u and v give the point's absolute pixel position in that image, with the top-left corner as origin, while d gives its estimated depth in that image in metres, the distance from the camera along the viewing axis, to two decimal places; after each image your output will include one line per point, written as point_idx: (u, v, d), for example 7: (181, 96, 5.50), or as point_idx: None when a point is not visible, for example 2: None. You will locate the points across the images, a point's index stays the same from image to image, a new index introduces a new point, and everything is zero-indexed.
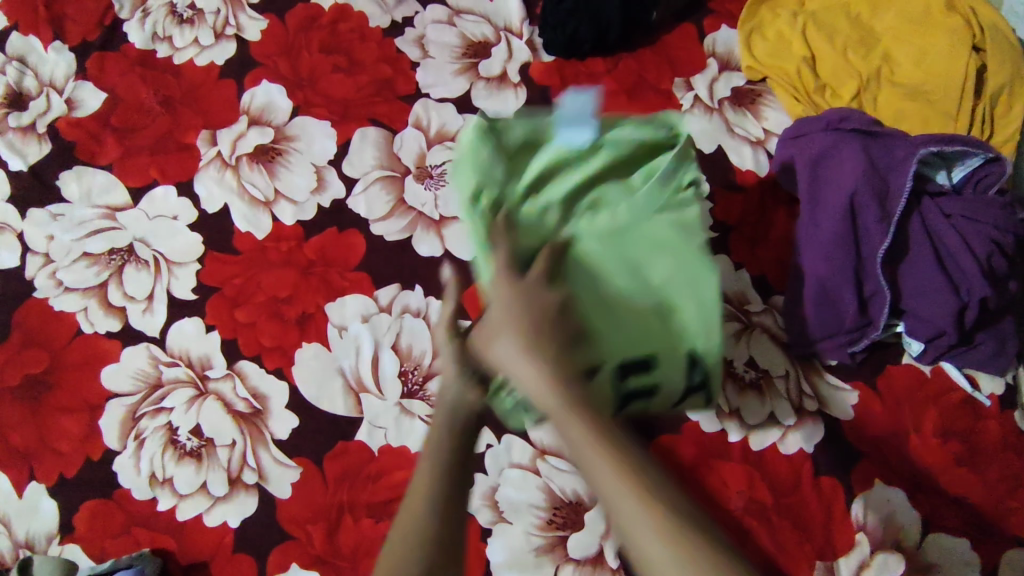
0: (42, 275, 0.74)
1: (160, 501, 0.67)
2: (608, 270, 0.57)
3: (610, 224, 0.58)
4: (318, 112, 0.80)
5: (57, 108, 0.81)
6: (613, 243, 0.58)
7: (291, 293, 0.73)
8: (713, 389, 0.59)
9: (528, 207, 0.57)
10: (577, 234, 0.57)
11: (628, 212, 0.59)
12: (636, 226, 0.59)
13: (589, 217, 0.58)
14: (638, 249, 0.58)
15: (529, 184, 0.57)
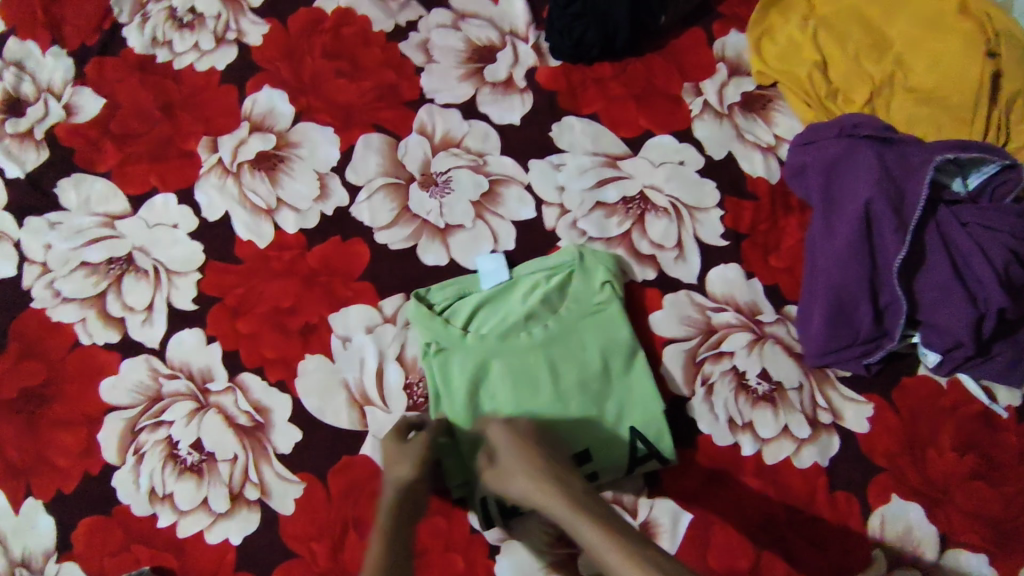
0: (39, 285, 0.73)
1: (160, 517, 0.65)
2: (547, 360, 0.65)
3: (541, 338, 0.66)
4: (321, 117, 0.79)
5: (55, 114, 0.79)
6: (545, 356, 0.66)
7: (294, 303, 0.71)
8: (664, 457, 0.64)
9: (471, 338, 0.65)
10: (509, 360, 0.65)
11: (578, 310, 0.67)
12: (566, 335, 0.66)
13: (526, 335, 0.66)
14: (564, 364, 0.66)
15: (466, 324, 0.67)
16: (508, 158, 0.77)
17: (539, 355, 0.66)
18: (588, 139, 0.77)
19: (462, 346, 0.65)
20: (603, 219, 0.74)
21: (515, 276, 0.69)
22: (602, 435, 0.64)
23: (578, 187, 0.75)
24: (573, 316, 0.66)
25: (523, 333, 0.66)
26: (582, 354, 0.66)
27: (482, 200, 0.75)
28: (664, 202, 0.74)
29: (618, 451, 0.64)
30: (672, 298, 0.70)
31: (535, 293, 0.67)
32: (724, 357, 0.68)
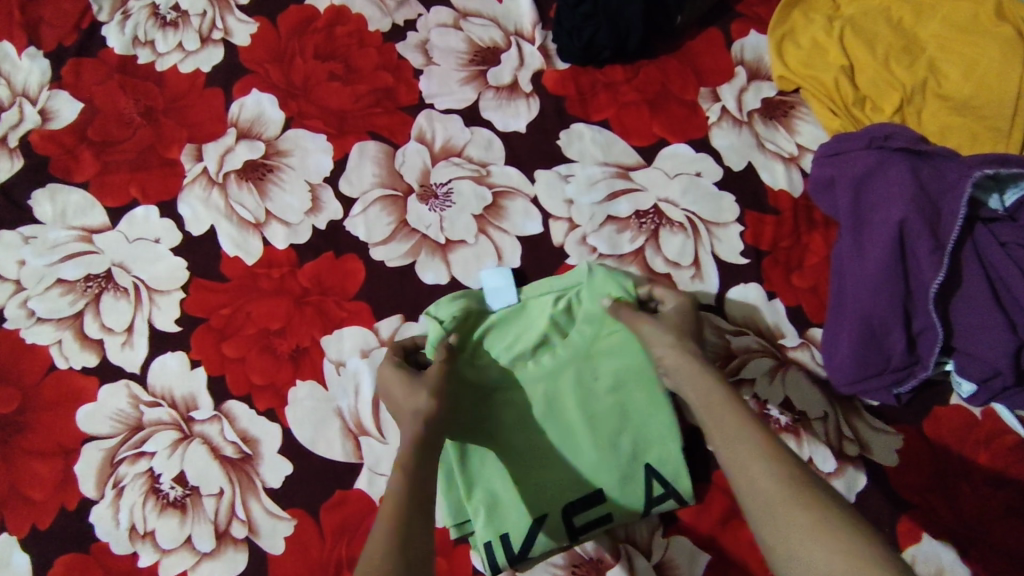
0: (12, 304, 0.68)
1: (141, 556, 0.61)
2: (559, 379, 0.61)
3: (548, 367, 0.61)
4: (313, 124, 0.74)
5: (30, 119, 0.74)
6: (554, 386, 0.61)
7: (284, 325, 0.67)
8: (683, 496, 0.60)
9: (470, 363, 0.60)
10: (514, 392, 0.61)
11: (590, 330, 0.60)
12: (578, 361, 0.61)
13: (532, 364, 0.61)
14: (569, 397, 0.61)
15: (468, 348, 0.60)
16: (512, 168, 0.72)
17: (547, 385, 0.61)
18: (597, 148, 0.72)
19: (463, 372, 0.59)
20: (614, 234, 0.69)
21: (526, 298, 0.62)
22: (617, 476, 0.60)
23: (588, 200, 0.70)
24: (584, 339, 0.60)
25: (528, 360, 0.61)
26: (592, 385, 0.61)
27: (485, 213, 0.70)
28: (680, 217, 0.69)
29: (635, 490, 0.60)
30: None
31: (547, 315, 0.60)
32: (745, 384, 0.64)
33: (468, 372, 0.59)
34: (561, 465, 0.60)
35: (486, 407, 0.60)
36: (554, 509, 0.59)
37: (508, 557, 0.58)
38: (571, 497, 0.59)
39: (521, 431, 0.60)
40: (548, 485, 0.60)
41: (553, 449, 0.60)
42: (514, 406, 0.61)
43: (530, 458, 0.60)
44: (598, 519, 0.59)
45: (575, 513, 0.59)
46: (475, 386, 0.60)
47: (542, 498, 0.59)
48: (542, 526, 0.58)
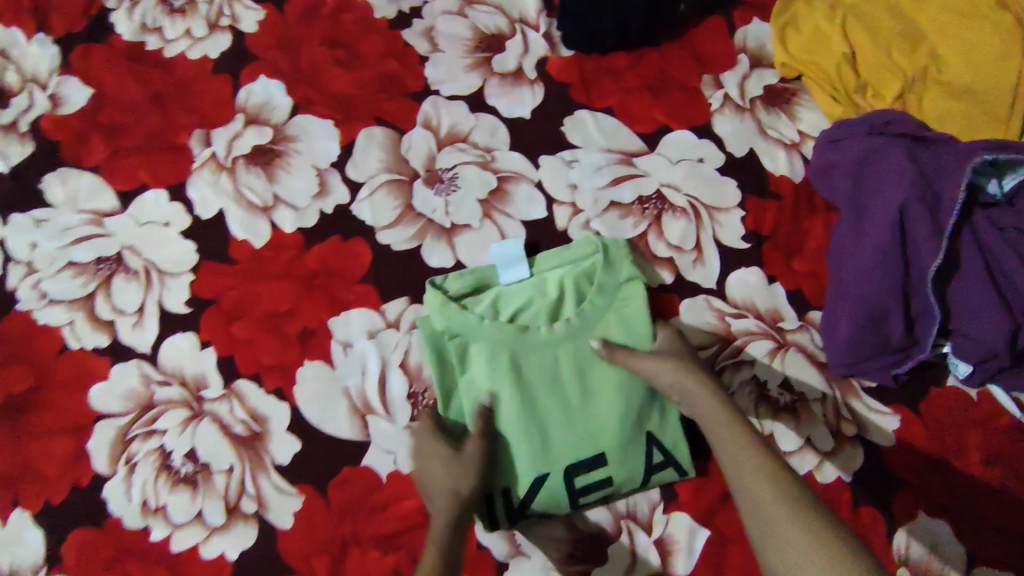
0: (25, 285, 0.70)
1: (153, 531, 0.62)
2: (568, 345, 0.62)
3: (561, 333, 0.62)
4: (320, 110, 0.75)
5: (40, 104, 0.75)
6: (564, 355, 0.62)
7: (291, 307, 0.68)
8: (681, 462, 0.62)
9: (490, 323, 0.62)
10: (524, 353, 0.62)
11: (604, 301, 0.63)
12: (589, 331, 0.63)
13: (545, 329, 0.62)
14: (577, 364, 0.62)
15: (482, 311, 0.63)
16: (517, 154, 0.73)
17: (558, 351, 0.62)
18: (601, 134, 0.73)
19: (476, 332, 0.61)
20: (617, 219, 0.70)
21: (536, 272, 0.66)
22: (618, 440, 0.61)
23: (591, 185, 0.71)
24: (597, 307, 0.63)
25: (543, 326, 0.62)
26: (599, 355, 0.63)
27: (490, 198, 0.71)
28: (682, 202, 0.70)
29: (636, 458, 0.61)
30: (690, 303, 0.67)
31: (562, 284, 0.65)
32: (744, 366, 0.65)
33: (474, 332, 0.61)
34: (563, 426, 0.61)
35: (500, 367, 0.61)
36: (556, 468, 0.60)
37: (506, 513, 0.60)
38: (575, 458, 0.60)
39: (530, 395, 0.61)
40: (553, 447, 0.60)
41: (563, 410, 0.61)
42: (522, 367, 0.62)
43: (539, 420, 0.61)
44: (596, 484, 0.61)
45: (577, 474, 0.60)
46: (486, 345, 0.61)
47: (543, 458, 0.60)
48: (545, 483, 0.60)
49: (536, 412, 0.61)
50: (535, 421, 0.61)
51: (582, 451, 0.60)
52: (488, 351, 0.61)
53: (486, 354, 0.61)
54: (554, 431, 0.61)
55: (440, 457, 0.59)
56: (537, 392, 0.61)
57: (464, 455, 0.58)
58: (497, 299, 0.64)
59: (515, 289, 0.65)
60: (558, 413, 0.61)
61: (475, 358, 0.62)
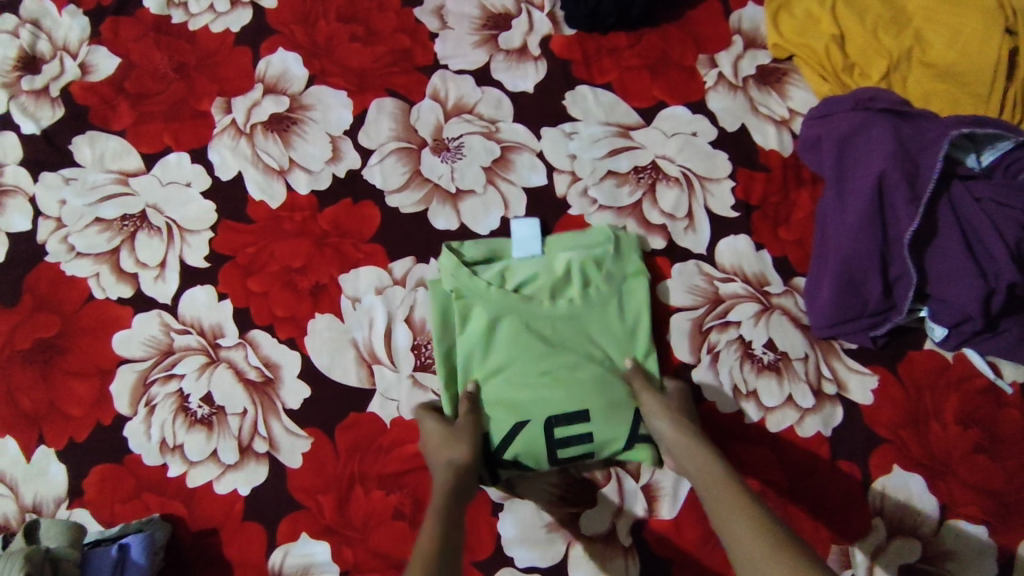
0: (54, 239, 0.74)
1: (170, 468, 0.66)
2: (568, 323, 0.67)
3: (563, 308, 0.67)
4: (334, 81, 0.79)
5: (70, 72, 0.80)
6: (563, 329, 0.67)
7: (305, 263, 0.72)
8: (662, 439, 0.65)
9: (495, 290, 0.66)
10: (524, 321, 0.66)
11: (608, 287, 0.68)
12: (591, 310, 0.67)
13: (549, 302, 0.67)
14: (573, 337, 0.67)
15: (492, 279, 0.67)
16: (520, 125, 0.77)
17: (557, 324, 0.67)
18: (600, 108, 0.77)
19: (482, 295, 0.66)
20: (613, 188, 0.74)
21: (548, 250, 0.70)
22: (602, 412, 0.64)
23: (590, 155, 0.75)
24: (600, 291, 0.68)
25: (546, 298, 0.67)
26: (597, 336, 0.67)
27: (494, 166, 0.75)
28: (676, 172, 0.74)
29: (618, 433, 0.64)
30: (681, 268, 0.71)
31: (572, 264, 0.68)
32: (730, 326, 0.69)
33: (479, 297, 0.66)
34: (554, 391, 0.64)
35: (499, 330, 0.66)
36: (537, 430, 0.64)
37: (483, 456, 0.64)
38: (557, 424, 0.64)
39: (522, 360, 0.65)
40: (537, 410, 0.64)
41: (552, 381, 0.65)
42: (520, 334, 0.66)
43: (528, 383, 0.65)
44: (575, 441, 0.64)
45: (558, 438, 0.64)
46: (489, 309, 0.66)
47: (528, 413, 0.64)
48: (525, 442, 0.64)
49: (525, 375, 0.65)
50: (524, 385, 0.65)
51: (566, 420, 0.64)
52: (490, 315, 0.66)
53: (487, 316, 0.66)
54: (541, 396, 0.64)
55: (441, 433, 0.62)
56: (528, 360, 0.65)
57: (462, 431, 0.62)
58: (507, 272, 0.68)
59: (527, 265, 0.69)
60: (549, 382, 0.65)
61: (476, 319, 0.66)
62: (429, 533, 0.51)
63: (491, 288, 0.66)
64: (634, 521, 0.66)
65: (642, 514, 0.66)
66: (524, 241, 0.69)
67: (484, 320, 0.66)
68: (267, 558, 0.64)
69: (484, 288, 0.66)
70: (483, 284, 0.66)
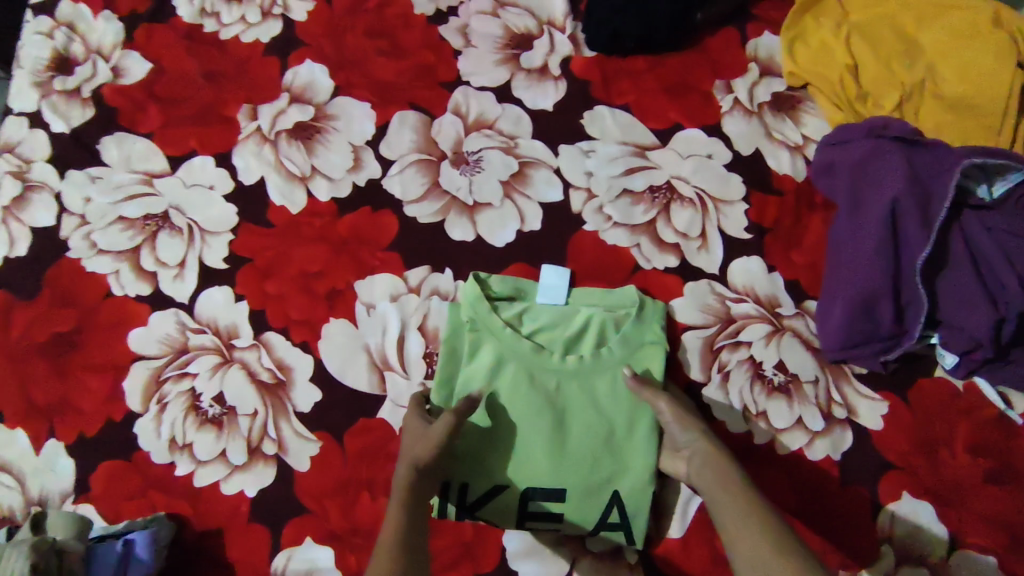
0: (77, 235, 0.75)
1: (178, 466, 0.66)
2: (575, 381, 0.66)
3: (573, 366, 0.66)
4: (359, 93, 0.81)
5: (102, 74, 0.82)
6: (569, 385, 0.66)
7: (322, 268, 0.73)
8: (633, 532, 0.64)
9: (511, 334, 0.66)
10: (529, 371, 0.66)
11: (620, 352, 0.67)
12: (599, 372, 0.67)
13: (559, 357, 0.66)
14: (577, 399, 0.66)
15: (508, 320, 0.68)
16: (539, 142, 0.78)
17: (563, 381, 0.66)
18: (618, 129, 0.78)
19: (496, 336, 0.66)
20: (628, 206, 0.75)
21: (573, 302, 0.70)
22: (584, 484, 0.64)
23: (606, 173, 0.76)
24: (613, 355, 0.67)
25: (557, 353, 0.67)
26: (600, 402, 0.66)
27: (511, 180, 0.76)
28: (690, 193, 0.75)
29: (593, 507, 0.64)
30: (693, 286, 0.72)
31: (590, 322, 0.68)
32: (741, 346, 0.69)
33: (489, 340, 0.66)
34: (544, 457, 0.64)
35: (504, 376, 0.66)
36: (517, 488, 0.64)
37: (457, 507, 0.64)
38: (537, 486, 0.64)
39: (519, 412, 0.65)
40: (520, 468, 0.64)
41: (541, 443, 0.64)
42: (522, 386, 0.65)
43: (519, 435, 0.65)
44: (548, 513, 0.64)
45: (534, 499, 0.64)
46: (499, 353, 0.66)
47: (513, 470, 0.64)
48: (501, 496, 0.64)
49: (516, 431, 0.65)
50: (516, 437, 0.65)
51: (545, 481, 0.64)
52: (496, 359, 0.66)
53: (495, 358, 0.66)
54: (527, 453, 0.64)
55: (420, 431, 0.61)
56: (525, 413, 0.65)
57: (433, 429, 0.61)
58: (522, 317, 0.69)
59: (547, 312, 0.69)
60: (542, 440, 0.64)
61: (483, 358, 0.66)
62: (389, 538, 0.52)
63: (502, 332, 0.66)
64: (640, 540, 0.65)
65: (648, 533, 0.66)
66: (549, 289, 0.70)
67: (491, 362, 0.66)
68: (271, 561, 0.64)
69: (497, 332, 0.66)
70: (498, 328, 0.66)
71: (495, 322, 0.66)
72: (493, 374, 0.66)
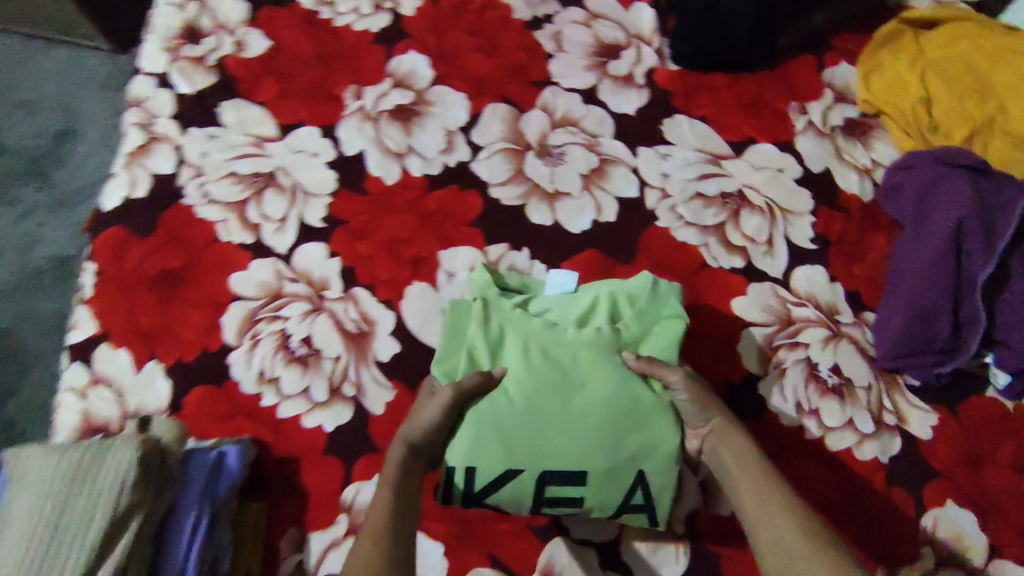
0: (191, 184, 0.83)
1: (264, 397, 0.72)
2: (589, 355, 0.63)
3: (589, 339, 0.63)
4: (456, 84, 0.88)
5: (227, 47, 0.91)
6: (585, 358, 0.63)
7: (410, 236, 0.79)
8: (655, 514, 0.62)
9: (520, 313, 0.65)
10: (542, 345, 0.63)
11: (638, 327, 0.65)
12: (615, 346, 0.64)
13: (573, 331, 0.64)
14: (592, 372, 0.62)
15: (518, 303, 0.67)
16: (619, 142, 0.84)
17: (579, 354, 0.63)
18: (695, 137, 0.84)
19: (505, 316, 0.65)
20: (700, 208, 0.79)
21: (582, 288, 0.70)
22: (606, 463, 0.59)
23: (681, 176, 0.81)
24: (629, 329, 0.64)
25: (570, 327, 0.64)
26: (618, 373, 0.62)
27: (591, 174, 0.82)
28: (760, 202, 0.79)
29: (615, 490, 0.60)
30: (756, 287, 0.75)
31: (603, 298, 0.66)
32: (799, 347, 0.72)
33: (498, 315, 0.65)
34: (561, 432, 0.59)
35: (513, 352, 0.63)
36: (532, 470, 0.59)
37: (464, 492, 0.60)
38: (554, 467, 0.59)
39: (534, 386, 0.61)
40: (537, 446, 0.59)
41: (558, 417, 0.60)
42: (535, 358, 0.62)
43: (534, 412, 0.60)
44: (566, 496, 0.60)
45: (551, 482, 0.60)
46: (509, 329, 0.64)
47: (529, 450, 0.59)
48: (514, 479, 0.59)
49: (531, 405, 0.60)
50: (531, 414, 0.60)
51: (563, 461, 0.59)
52: (505, 335, 0.64)
53: (505, 336, 0.64)
54: (543, 429, 0.59)
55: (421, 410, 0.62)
56: (540, 389, 0.61)
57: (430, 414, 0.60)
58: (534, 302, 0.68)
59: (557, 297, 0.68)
60: (559, 415, 0.60)
61: (491, 335, 0.64)
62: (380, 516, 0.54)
63: (512, 311, 0.65)
64: (688, 514, 0.68)
65: (696, 509, 0.68)
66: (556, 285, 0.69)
67: (500, 338, 0.64)
68: (342, 492, 0.69)
69: (506, 310, 0.65)
70: (506, 307, 0.65)
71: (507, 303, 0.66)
72: (503, 350, 0.64)
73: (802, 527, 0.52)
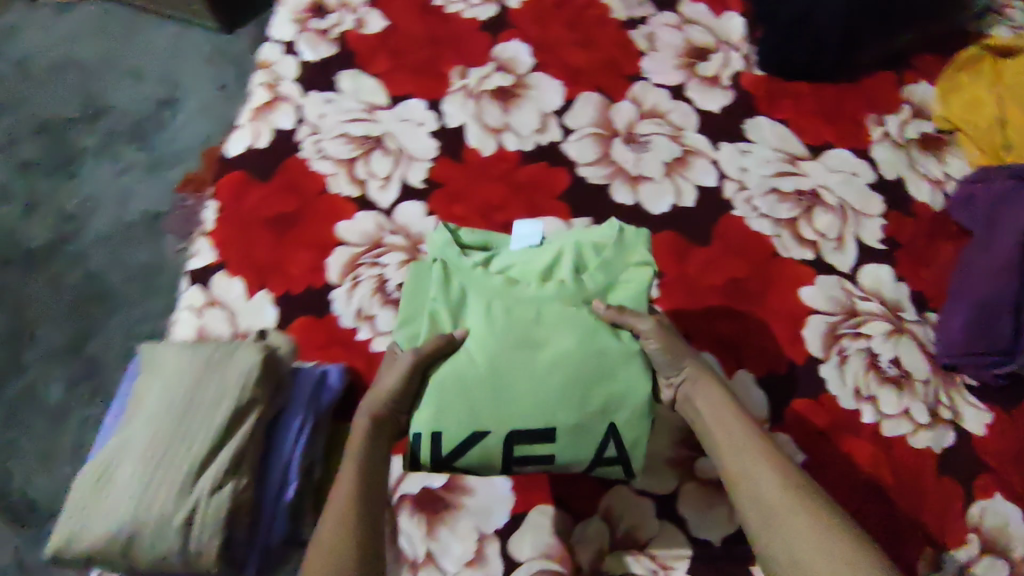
0: (308, 140, 0.92)
1: (360, 332, 0.80)
2: (550, 310, 0.62)
3: (552, 293, 0.63)
4: (554, 72, 0.95)
5: (348, 24, 1.00)
6: (549, 311, 0.62)
7: (502, 203, 0.87)
8: (630, 466, 0.62)
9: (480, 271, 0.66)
10: (508, 301, 0.63)
11: (604, 276, 0.65)
12: (578, 296, 0.64)
13: (534, 286, 0.64)
14: (555, 326, 0.62)
15: (481, 262, 0.67)
16: (702, 136, 0.89)
17: (543, 307, 0.63)
18: (775, 137, 0.89)
19: (468, 277, 0.65)
20: (775, 202, 0.84)
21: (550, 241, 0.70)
22: (576, 419, 0.59)
23: (759, 172, 0.87)
24: (594, 279, 0.65)
25: (533, 283, 0.64)
26: (581, 324, 0.62)
27: (673, 163, 0.88)
28: (833, 202, 0.84)
29: (588, 446, 0.60)
30: (824, 279, 0.80)
31: (566, 252, 0.67)
32: (862, 337, 0.76)
33: (461, 276, 0.65)
34: (528, 386, 0.59)
35: (476, 312, 0.63)
36: (500, 430, 0.59)
37: (432, 458, 0.59)
38: (522, 425, 0.59)
39: (499, 344, 0.61)
40: (504, 401, 0.59)
41: (522, 375, 0.60)
42: (497, 315, 0.62)
43: (498, 371, 0.60)
44: (537, 453, 0.60)
45: (520, 442, 0.59)
46: (472, 289, 0.64)
47: (495, 410, 0.59)
48: (482, 439, 0.59)
49: (495, 366, 0.60)
50: (494, 372, 0.60)
51: (532, 419, 0.59)
52: (467, 295, 0.64)
53: (468, 297, 0.64)
54: (510, 388, 0.59)
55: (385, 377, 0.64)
56: (503, 347, 0.60)
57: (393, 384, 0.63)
58: (501, 258, 0.68)
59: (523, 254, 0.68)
60: (523, 372, 0.60)
61: (455, 295, 0.64)
62: (347, 488, 0.57)
63: (473, 271, 0.65)
64: None
65: None
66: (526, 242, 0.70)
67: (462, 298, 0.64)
68: None
69: (467, 268, 0.66)
70: (468, 265, 0.66)
71: (472, 262, 0.66)
72: (467, 308, 0.64)
73: (774, 467, 0.56)
